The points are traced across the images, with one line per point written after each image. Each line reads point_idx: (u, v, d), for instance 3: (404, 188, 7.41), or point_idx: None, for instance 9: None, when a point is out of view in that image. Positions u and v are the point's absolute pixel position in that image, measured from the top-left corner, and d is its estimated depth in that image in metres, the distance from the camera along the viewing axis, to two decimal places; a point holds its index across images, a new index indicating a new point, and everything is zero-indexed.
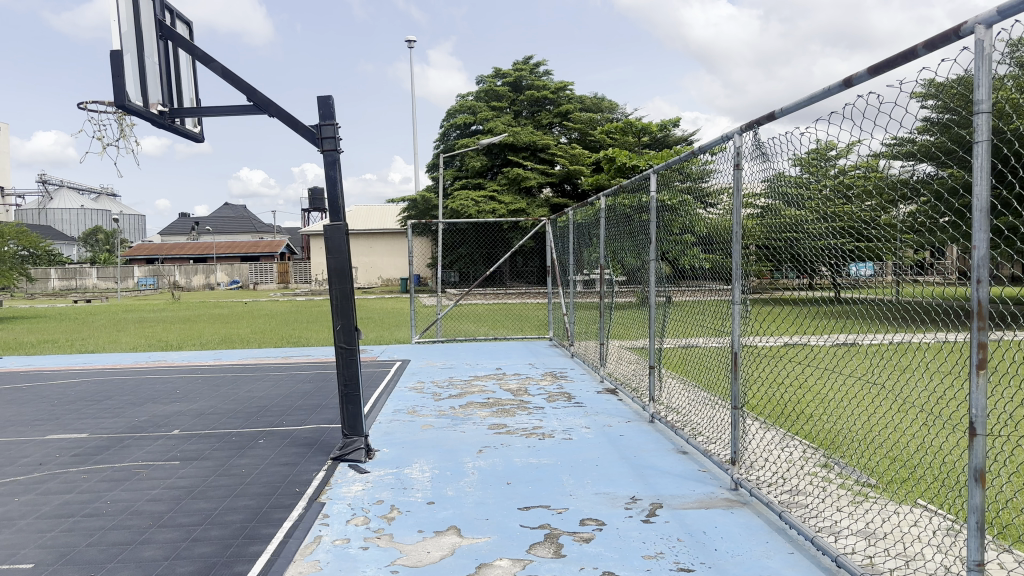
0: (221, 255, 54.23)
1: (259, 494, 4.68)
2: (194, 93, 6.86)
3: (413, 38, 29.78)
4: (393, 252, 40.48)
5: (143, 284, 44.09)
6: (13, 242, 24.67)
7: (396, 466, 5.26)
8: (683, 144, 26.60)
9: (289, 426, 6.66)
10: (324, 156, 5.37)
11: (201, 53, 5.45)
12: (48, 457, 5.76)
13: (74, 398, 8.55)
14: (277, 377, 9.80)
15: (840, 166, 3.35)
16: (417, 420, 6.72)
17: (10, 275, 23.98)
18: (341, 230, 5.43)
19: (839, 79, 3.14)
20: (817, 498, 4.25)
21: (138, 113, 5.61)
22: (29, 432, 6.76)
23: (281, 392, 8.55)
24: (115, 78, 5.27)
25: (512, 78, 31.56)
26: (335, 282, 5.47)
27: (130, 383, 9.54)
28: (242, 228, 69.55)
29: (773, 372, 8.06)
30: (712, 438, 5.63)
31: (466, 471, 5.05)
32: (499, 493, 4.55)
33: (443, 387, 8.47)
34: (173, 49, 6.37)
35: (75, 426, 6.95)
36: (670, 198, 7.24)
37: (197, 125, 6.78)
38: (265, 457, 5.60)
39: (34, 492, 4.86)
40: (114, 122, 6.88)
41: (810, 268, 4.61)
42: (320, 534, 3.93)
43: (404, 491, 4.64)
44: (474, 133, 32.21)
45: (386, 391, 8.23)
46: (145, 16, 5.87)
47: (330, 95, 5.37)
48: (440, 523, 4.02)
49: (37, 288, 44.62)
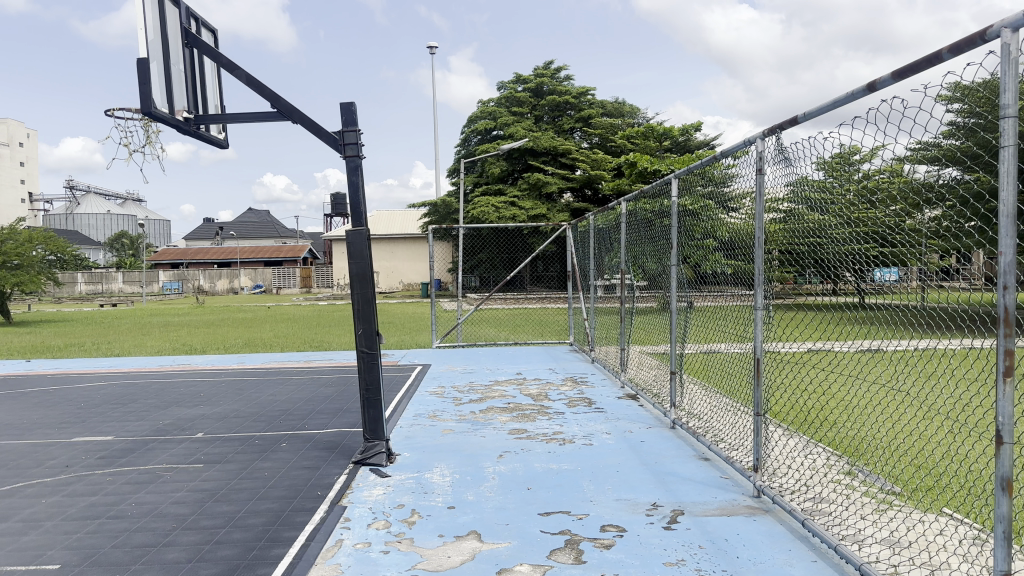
0: (245, 261, 54.78)
1: (281, 497, 4.71)
2: (218, 100, 6.94)
3: (435, 44, 29.96)
4: (414, 257, 40.62)
5: (169, 289, 44.63)
6: (41, 247, 25.13)
7: (417, 470, 5.27)
8: (705, 148, 26.49)
9: (310, 430, 6.70)
10: (346, 161, 5.42)
11: (226, 61, 5.52)
12: (73, 460, 5.85)
13: (99, 401, 8.67)
14: (299, 380, 9.87)
15: (864, 171, 3.31)
16: (437, 425, 6.74)
17: (38, 280, 24.40)
18: (363, 235, 5.46)
19: (862, 84, 3.11)
20: (840, 506, 4.19)
21: (164, 120, 5.69)
22: (56, 434, 6.87)
23: (303, 396, 8.60)
24: (142, 86, 5.35)
25: (534, 83, 31.62)
26: (357, 287, 5.50)
27: (154, 386, 9.66)
28: (265, 233, 70.22)
29: (797, 379, 8.03)
30: (734, 444, 5.58)
31: (487, 476, 5.05)
32: (520, 499, 4.54)
33: (464, 391, 8.49)
34: (198, 56, 6.44)
35: (101, 428, 7.05)
36: (692, 203, 7.21)
37: (222, 132, 6.86)
38: (287, 460, 5.64)
39: (59, 494, 4.92)
40: (141, 129, 6.99)
41: (834, 274, 4.56)
42: (341, 538, 3.94)
43: (424, 495, 4.65)
44: (495, 138, 32.27)
45: (407, 396, 8.26)
46: (170, 25, 5.96)
47: (353, 102, 5.41)
48: (460, 528, 4.02)
49: (65, 292, 45.37)
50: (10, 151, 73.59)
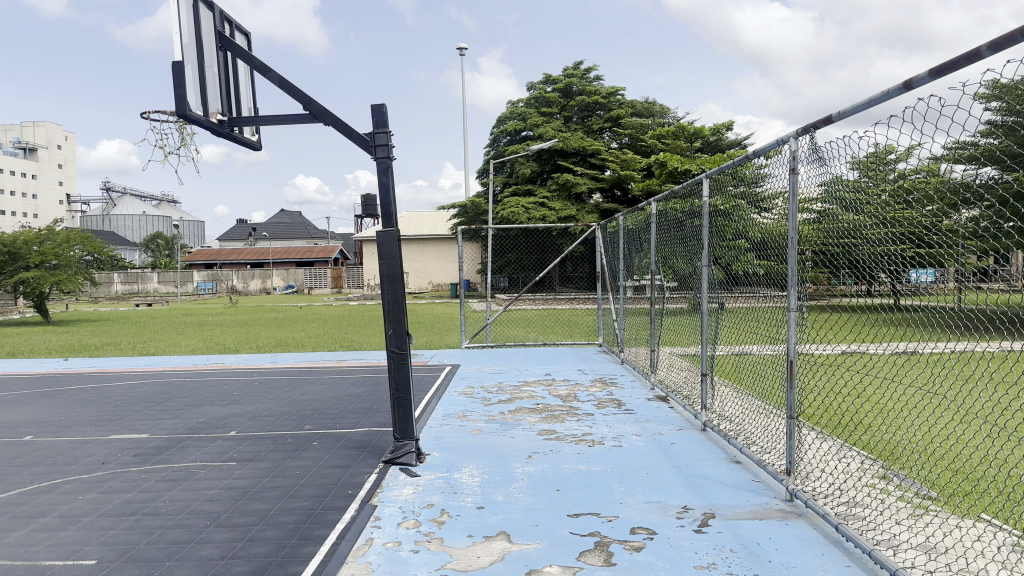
0: (277, 261, 55.46)
1: (312, 495, 4.75)
2: (252, 102, 7.03)
3: (465, 45, 30.02)
4: (444, 258, 40.79)
5: (203, 289, 45.32)
6: (79, 247, 25.72)
7: (446, 470, 5.29)
8: (737, 148, 26.25)
9: (341, 429, 6.76)
10: (377, 163, 5.45)
11: (259, 64, 5.59)
12: (110, 457, 5.96)
13: (134, 399, 8.82)
14: (330, 380, 9.96)
15: (900, 170, 3.25)
16: (466, 425, 6.75)
17: (76, 279, 24.97)
18: (393, 236, 5.49)
19: (898, 82, 3.05)
20: (874, 511, 4.11)
21: (199, 123, 5.77)
22: (93, 432, 7.01)
23: (334, 396, 8.67)
24: (177, 89, 5.43)
25: (563, 84, 31.57)
26: (387, 287, 5.53)
27: (188, 385, 9.81)
28: (297, 234, 71.03)
29: (829, 381, 7.92)
30: (766, 447, 5.51)
31: (515, 476, 5.04)
32: (549, 500, 4.53)
33: (493, 392, 8.49)
34: (231, 58, 6.53)
35: (137, 426, 7.18)
36: (724, 203, 7.13)
37: (255, 134, 6.95)
38: (318, 459, 5.69)
39: (96, 491, 5.02)
40: (175, 131, 7.10)
41: (869, 275, 4.48)
42: (371, 537, 3.96)
43: (453, 495, 4.66)
44: (524, 139, 32.26)
45: (436, 396, 8.29)
46: (205, 28, 6.05)
47: (383, 103, 5.44)
48: (490, 529, 4.02)
49: (102, 291, 46.29)
50: (49, 153, 75.33)
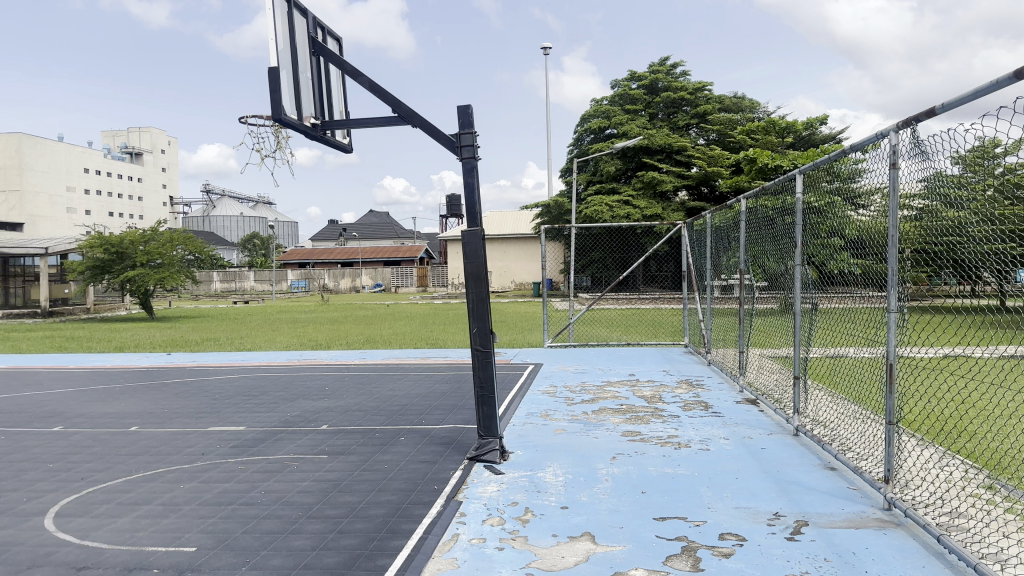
0: (366, 260, 56.94)
1: (400, 489, 4.85)
2: (343, 105, 7.23)
3: (549, 45, 30.04)
4: (527, 257, 40.95)
5: (296, 287, 47.00)
6: (182, 247, 27.15)
7: (530, 468, 5.30)
8: (831, 143, 25.29)
9: (427, 425, 6.88)
10: (463, 163, 5.52)
11: (351, 68, 5.75)
12: (209, 448, 6.25)
13: (232, 393, 9.23)
14: (416, 376, 10.16)
15: (1008, 164, 3.04)
16: (550, 424, 6.75)
17: (179, 277, 26.36)
18: (478, 235, 5.56)
19: (1009, 72, 2.86)
20: (980, 523, 3.87)
21: (294, 126, 5.98)
22: (195, 423, 7.38)
23: (420, 392, 8.84)
24: (273, 94, 5.64)
25: (648, 81, 31.15)
26: (471, 286, 5.60)
27: (282, 379, 10.20)
28: (385, 233, 72.75)
29: (931, 386, 7.55)
30: (862, 454, 5.27)
31: (600, 477, 5.01)
32: (634, 502, 4.48)
33: (576, 391, 8.46)
34: (324, 63, 6.74)
35: (235, 419, 7.52)
36: (817, 200, 6.88)
37: (346, 137, 7.14)
38: (405, 454, 5.80)
39: (197, 480, 5.27)
40: (272, 134, 7.38)
41: (976, 274, 4.21)
42: (457, 532, 4.01)
43: (538, 494, 4.66)
44: (609, 137, 31.98)
45: (520, 394, 8.32)
46: (299, 35, 6.27)
47: (470, 104, 5.51)
48: (574, 529, 4.00)
49: (203, 289, 48.65)
50: (155, 158, 79.69)
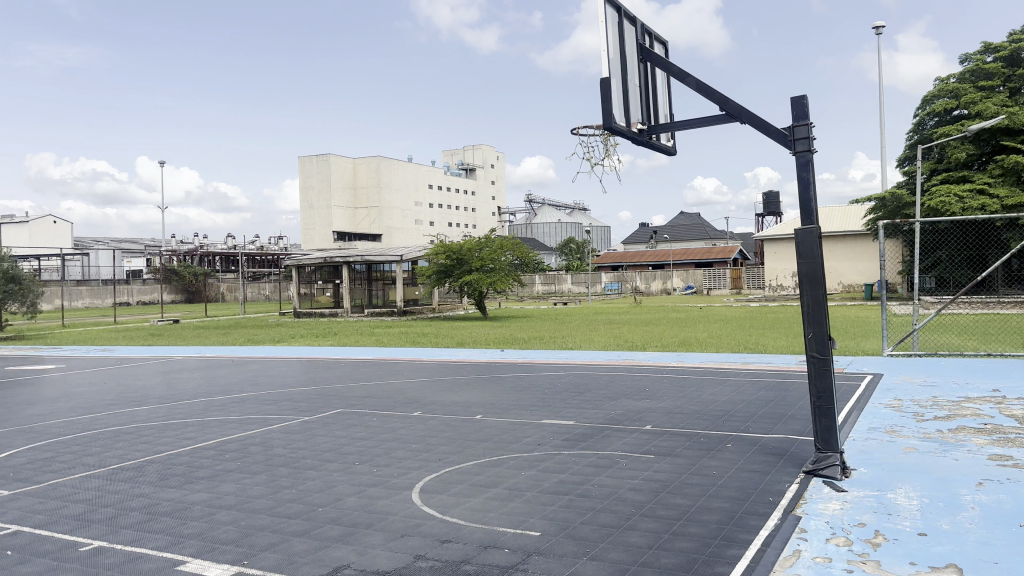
0: (678, 263, 56.67)
1: (732, 497, 4.71)
2: (668, 110, 7.24)
3: (883, 22, 27.16)
4: (856, 256, 37.43)
5: (610, 289, 48.40)
6: (510, 253, 29.65)
7: (877, 488, 4.81)
8: None
9: (754, 433, 6.61)
10: (798, 157, 5.24)
11: (679, 71, 5.75)
12: (544, 440, 6.69)
13: (560, 389, 9.78)
14: (738, 382, 9.82)
15: None
16: (896, 442, 6.06)
17: (507, 280, 28.80)
18: (813, 233, 5.21)
19: None
20: None
21: (623, 134, 6.15)
22: (529, 416, 7.95)
23: (744, 398, 8.53)
24: (604, 103, 5.85)
25: (1012, 48, 26.56)
26: (807, 288, 5.26)
27: (604, 378, 10.55)
28: (697, 235, 71.71)
29: None
30: None
31: (966, 505, 4.36)
32: (1016, 537, 3.82)
33: (927, 407, 7.48)
34: (651, 69, 6.82)
35: (564, 414, 7.96)
36: None
37: (670, 140, 7.13)
38: (735, 461, 5.63)
39: (536, 469, 5.68)
40: (600, 143, 7.70)
41: None
42: (798, 548, 3.80)
43: (889, 517, 4.21)
44: (958, 118, 27.92)
45: (858, 407, 7.60)
46: (628, 44, 6.42)
47: (805, 95, 5.25)
48: (938, 559, 3.54)
49: (526, 291, 52.40)
50: (485, 171, 87.65)
